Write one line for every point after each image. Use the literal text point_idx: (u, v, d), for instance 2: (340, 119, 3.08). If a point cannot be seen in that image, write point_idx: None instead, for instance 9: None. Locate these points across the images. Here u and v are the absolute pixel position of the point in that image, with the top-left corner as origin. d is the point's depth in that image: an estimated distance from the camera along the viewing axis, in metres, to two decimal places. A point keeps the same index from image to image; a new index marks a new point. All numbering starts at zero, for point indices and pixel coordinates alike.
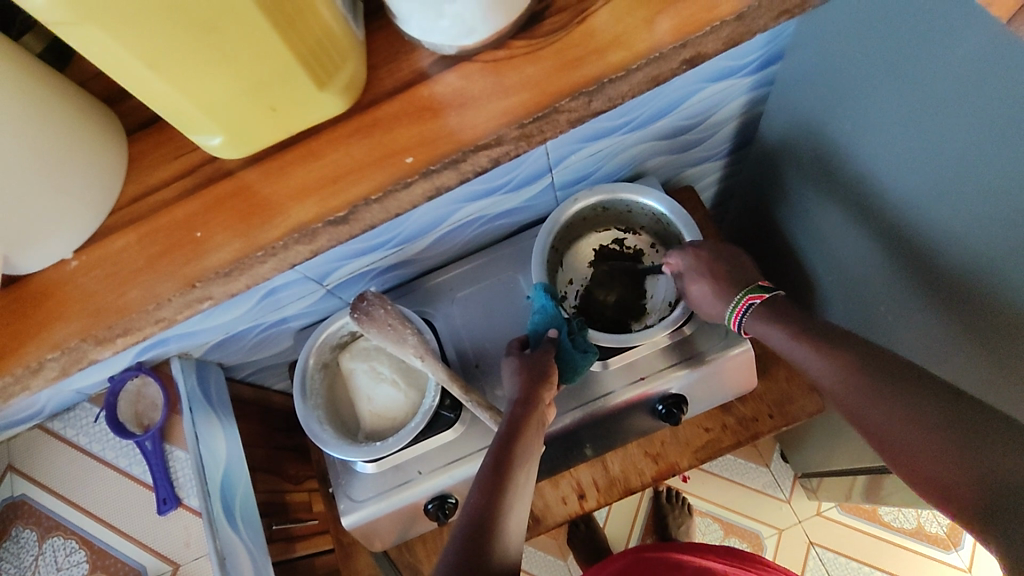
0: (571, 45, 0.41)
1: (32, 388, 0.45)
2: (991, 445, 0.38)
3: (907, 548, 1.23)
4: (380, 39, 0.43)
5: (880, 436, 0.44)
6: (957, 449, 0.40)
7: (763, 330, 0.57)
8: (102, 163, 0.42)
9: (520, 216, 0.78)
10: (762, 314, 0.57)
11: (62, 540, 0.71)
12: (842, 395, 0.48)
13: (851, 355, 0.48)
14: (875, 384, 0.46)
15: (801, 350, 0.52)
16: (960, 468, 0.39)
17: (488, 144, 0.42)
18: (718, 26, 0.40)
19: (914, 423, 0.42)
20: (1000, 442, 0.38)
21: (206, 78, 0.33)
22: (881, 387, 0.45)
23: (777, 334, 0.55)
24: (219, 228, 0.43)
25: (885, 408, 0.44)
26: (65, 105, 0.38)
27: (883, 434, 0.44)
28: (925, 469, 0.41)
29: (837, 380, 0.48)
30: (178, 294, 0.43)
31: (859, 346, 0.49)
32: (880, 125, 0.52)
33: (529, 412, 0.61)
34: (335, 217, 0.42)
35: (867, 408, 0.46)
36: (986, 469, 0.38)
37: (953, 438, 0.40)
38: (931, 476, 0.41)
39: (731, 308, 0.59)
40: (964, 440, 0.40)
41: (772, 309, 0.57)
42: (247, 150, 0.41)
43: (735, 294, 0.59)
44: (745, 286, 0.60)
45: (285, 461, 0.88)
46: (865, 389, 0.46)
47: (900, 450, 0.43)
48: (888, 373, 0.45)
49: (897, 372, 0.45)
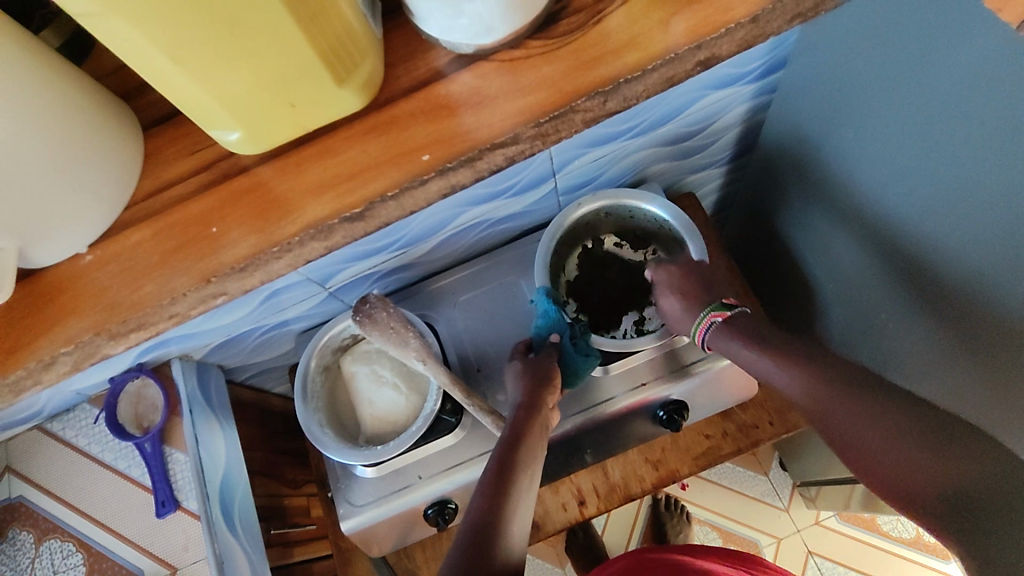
0: (587, 46, 0.42)
1: (44, 383, 0.45)
2: (968, 455, 0.39)
3: (906, 558, 1.23)
4: (396, 38, 0.43)
5: (852, 444, 0.45)
6: (944, 465, 0.40)
7: (728, 347, 0.57)
8: (118, 159, 0.42)
9: (522, 220, 0.78)
10: (730, 328, 0.56)
11: (59, 543, 0.70)
12: (812, 404, 0.48)
13: (826, 368, 0.48)
14: (850, 393, 0.46)
15: (768, 364, 0.52)
16: (936, 479, 0.40)
17: (504, 142, 0.42)
18: (734, 27, 0.40)
19: (888, 432, 0.42)
20: (978, 453, 0.39)
21: (226, 75, 0.33)
22: (856, 396, 0.45)
23: (743, 350, 0.55)
24: (235, 223, 0.43)
25: (858, 416, 0.44)
26: (84, 98, 0.38)
27: (855, 443, 0.44)
28: (898, 479, 0.42)
29: (809, 393, 0.48)
30: (194, 289, 0.43)
31: (834, 362, 0.48)
32: (881, 132, 0.53)
33: (532, 417, 0.61)
34: (352, 214, 0.42)
35: (844, 420, 0.45)
36: (963, 479, 0.39)
37: (928, 448, 0.40)
38: (904, 484, 0.41)
39: (695, 324, 0.59)
40: (942, 450, 0.40)
41: (734, 328, 0.56)
42: (263, 146, 0.41)
43: (701, 309, 0.59)
44: (709, 302, 0.59)
45: (283, 465, 0.88)
46: (836, 398, 0.46)
47: (874, 459, 0.43)
48: (867, 383, 0.46)
49: (872, 382, 0.45)
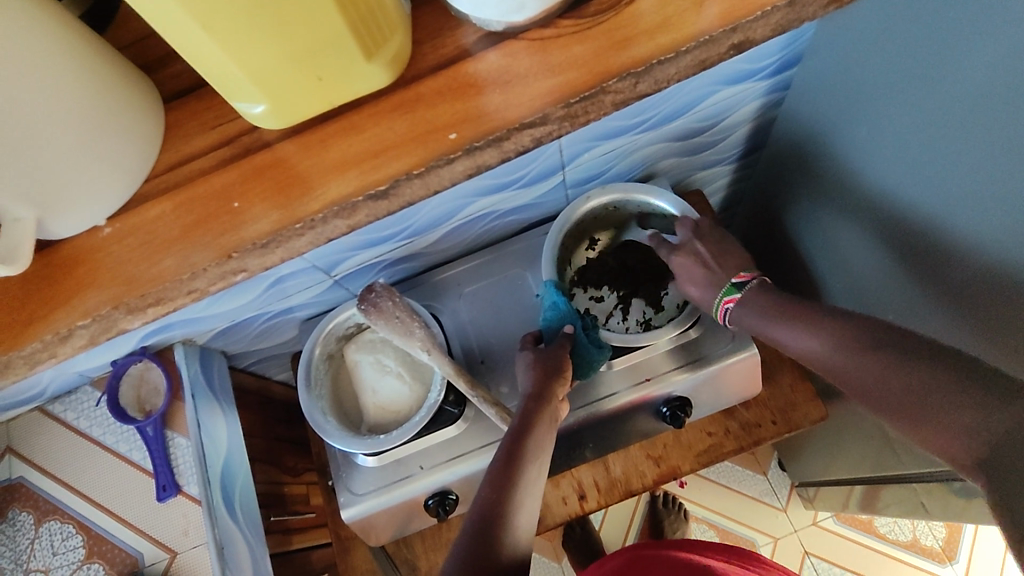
0: (619, 26, 0.41)
1: (59, 357, 0.45)
2: (992, 397, 0.38)
3: (904, 561, 1.23)
4: (423, 15, 0.43)
5: (882, 402, 0.44)
6: (959, 407, 0.39)
7: (748, 322, 0.58)
8: (139, 131, 0.41)
9: (531, 212, 0.78)
10: (748, 297, 0.59)
11: (59, 524, 0.70)
12: (839, 367, 0.48)
13: (847, 328, 0.49)
14: (876, 352, 0.45)
15: (794, 333, 0.53)
16: (940, 412, 0.40)
17: (533, 123, 0.41)
18: (770, 10, 0.40)
19: (911, 382, 0.42)
20: (1001, 393, 0.38)
21: (257, 45, 0.33)
22: (867, 347, 0.46)
23: (766, 324, 0.56)
24: (259, 198, 0.43)
25: (882, 372, 0.44)
26: (106, 66, 0.38)
27: (884, 400, 0.44)
28: (929, 428, 0.41)
29: (835, 353, 0.49)
30: (215, 264, 0.42)
31: (852, 321, 0.49)
32: (896, 127, 0.52)
33: (542, 407, 0.60)
34: (376, 191, 0.42)
35: (869, 372, 0.45)
36: (990, 421, 0.37)
37: (952, 397, 0.39)
38: (932, 433, 0.40)
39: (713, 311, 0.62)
40: (965, 396, 0.39)
41: (752, 304, 0.58)
42: (286, 121, 0.41)
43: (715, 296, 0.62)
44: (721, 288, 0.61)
45: (283, 453, 0.88)
46: (863, 355, 0.46)
47: (900, 408, 0.43)
48: (876, 337, 0.46)
49: (896, 338, 0.45)
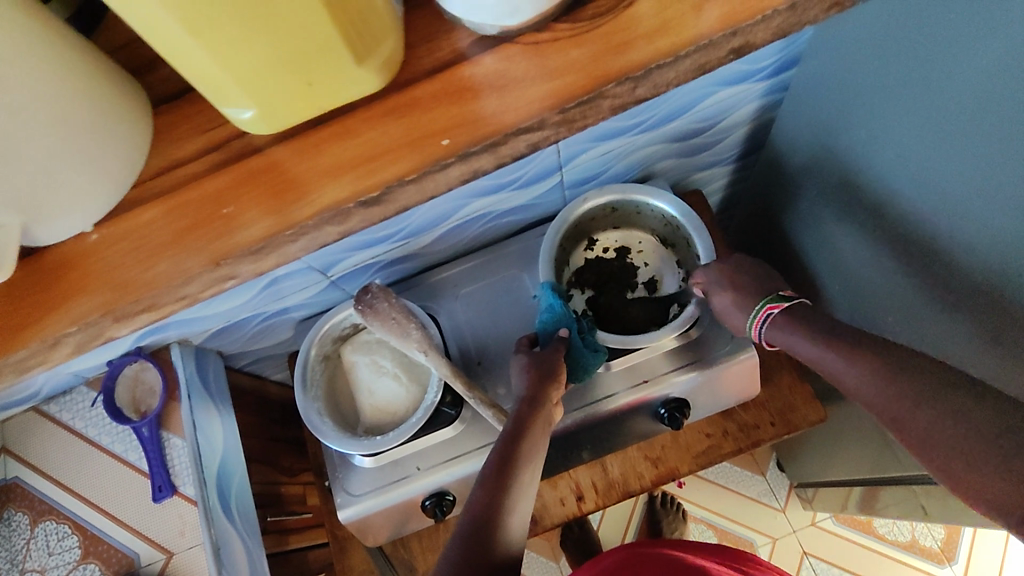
0: (617, 30, 0.41)
1: (48, 364, 0.45)
2: None
3: (903, 562, 1.22)
4: (417, 18, 0.43)
5: (933, 449, 0.41)
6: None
7: (788, 339, 0.53)
8: (127, 135, 0.41)
9: (528, 213, 0.77)
10: (784, 324, 0.53)
11: (54, 525, 0.69)
12: (887, 406, 0.44)
13: (893, 364, 0.44)
14: (926, 394, 0.41)
15: (835, 361, 0.48)
16: (1003, 474, 0.37)
17: (529, 128, 0.41)
18: (771, 14, 0.39)
19: (970, 434, 0.39)
20: None
21: (242, 48, 0.32)
22: (915, 384, 0.42)
23: (806, 346, 0.51)
24: (251, 204, 0.42)
25: (937, 419, 0.40)
26: (93, 69, 0.37)
27: (937, 448, 0.40)
28: (988, 487, 0.38)
29: (879, 388, 0.44)
30: (205, 271, 0.42)
31: (899, 352, 0.45)
32: (898, 132, 0.52)
33: (536, 411, 0.60)
34: (369, 197, 0.41)
35: (921, 418, 0.41)
36: None
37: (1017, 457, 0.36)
38: (994, 494, 0.37)
39: (751, 317, 0.56)
40: None
41: (796, 319, 0.53)
42: (277, 126, 0.41)
43: (756, 303, 0.56)
44: (765, 295, 0.56)
45: (279, 453, 0.87)
46: (912, 395, 0.42)
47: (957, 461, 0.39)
48: (931, 376, 0.42)
49: (947, 381, 0.41)
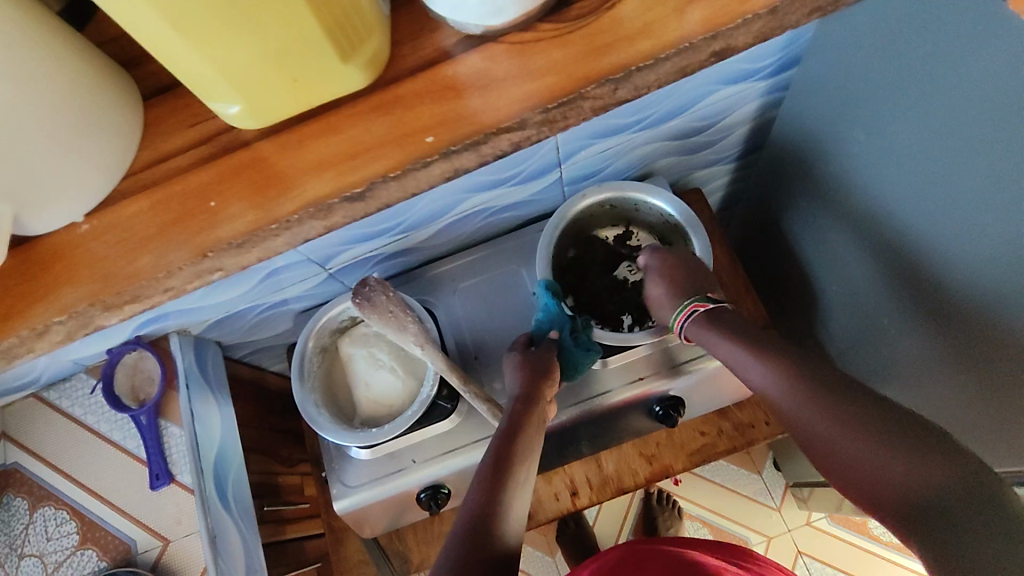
0: (599, 31, 0.41)
1: (38, 351, 0.45)
2: (932, 457, 0.41)
3: (896, 562, 1.23)
4: (405, 16, 0.43)
5: (827, 447, 0.46)
6: (904, 462, 0.42)
7: (708, 338, 0.57)
8: (116, 127, 0.41)
9: (525, 209, 0.78)
10: (707, 324, 0.57)
11: (53, 511, 0.70)
12: (790, 406, 0.49)
13: (800, 369, 0.50)
14: (824, 397, 0.47)
15: (752, 367, 0.52)
16: (882, 468, 0.43)
17: (511, 127, 0.41)
18: (751, 18, 0.40)
19: (859, 434, 0.44)
20: (939, 453, 0.41)
21: (228, 45, 0.33)
22: (813, 389, 0.48)
23: (722, 345, 0.55)
24: (235, 198, 0.43)
25: (831, 419, 0.46)
26: (83, 62, 0.38)
27: (829, 445, 0.46)
28: (871, 479, 0.43)
29: (783, 390, 0.50)
30: (190, 263, 0.43)
31: (807, 362, 0.50)
32: (890, 135, 0.52)
33: (530, 409, 0.60)
34: (352, 193, 0.42)
35: (816, 418, 0.47)
36: (926, 481, 0.40)
37: (893, 452, 0.42)
38: (872, 484, 0.43)
39: (676, 312, 0.59)
40: (909, 453, 0.42)
41: (718, 323, 0.57)
42: (266, 121, 0.41)
43: (684, 297, 0.59)
44: (695, 293, 0.59)
45: (278, 444, 0.87)
46: (810, 399, 0.48)
47: (844, 458, 0.45)
48: (834, 383, 0.48)
49: (845, 388, 0.47)
